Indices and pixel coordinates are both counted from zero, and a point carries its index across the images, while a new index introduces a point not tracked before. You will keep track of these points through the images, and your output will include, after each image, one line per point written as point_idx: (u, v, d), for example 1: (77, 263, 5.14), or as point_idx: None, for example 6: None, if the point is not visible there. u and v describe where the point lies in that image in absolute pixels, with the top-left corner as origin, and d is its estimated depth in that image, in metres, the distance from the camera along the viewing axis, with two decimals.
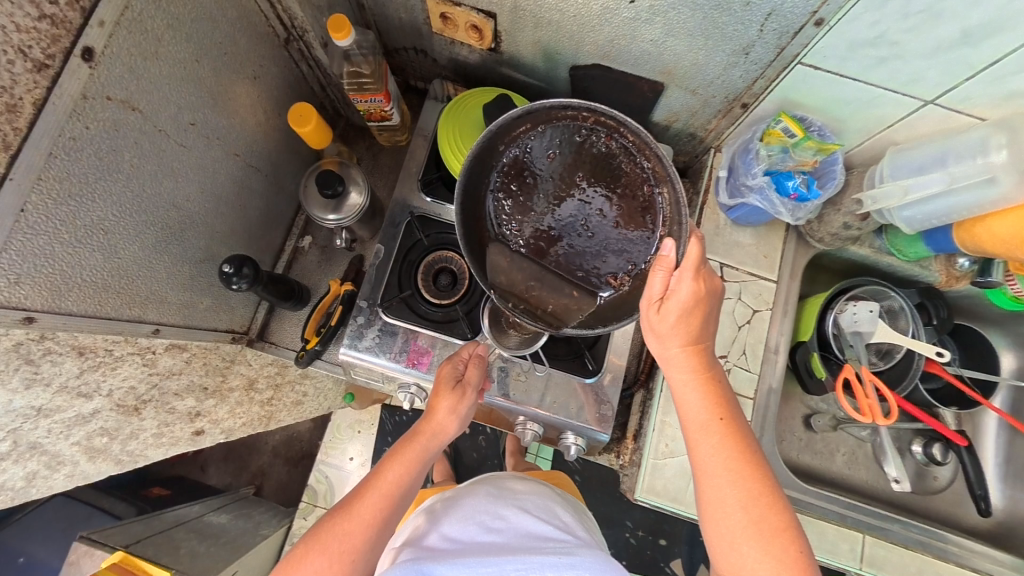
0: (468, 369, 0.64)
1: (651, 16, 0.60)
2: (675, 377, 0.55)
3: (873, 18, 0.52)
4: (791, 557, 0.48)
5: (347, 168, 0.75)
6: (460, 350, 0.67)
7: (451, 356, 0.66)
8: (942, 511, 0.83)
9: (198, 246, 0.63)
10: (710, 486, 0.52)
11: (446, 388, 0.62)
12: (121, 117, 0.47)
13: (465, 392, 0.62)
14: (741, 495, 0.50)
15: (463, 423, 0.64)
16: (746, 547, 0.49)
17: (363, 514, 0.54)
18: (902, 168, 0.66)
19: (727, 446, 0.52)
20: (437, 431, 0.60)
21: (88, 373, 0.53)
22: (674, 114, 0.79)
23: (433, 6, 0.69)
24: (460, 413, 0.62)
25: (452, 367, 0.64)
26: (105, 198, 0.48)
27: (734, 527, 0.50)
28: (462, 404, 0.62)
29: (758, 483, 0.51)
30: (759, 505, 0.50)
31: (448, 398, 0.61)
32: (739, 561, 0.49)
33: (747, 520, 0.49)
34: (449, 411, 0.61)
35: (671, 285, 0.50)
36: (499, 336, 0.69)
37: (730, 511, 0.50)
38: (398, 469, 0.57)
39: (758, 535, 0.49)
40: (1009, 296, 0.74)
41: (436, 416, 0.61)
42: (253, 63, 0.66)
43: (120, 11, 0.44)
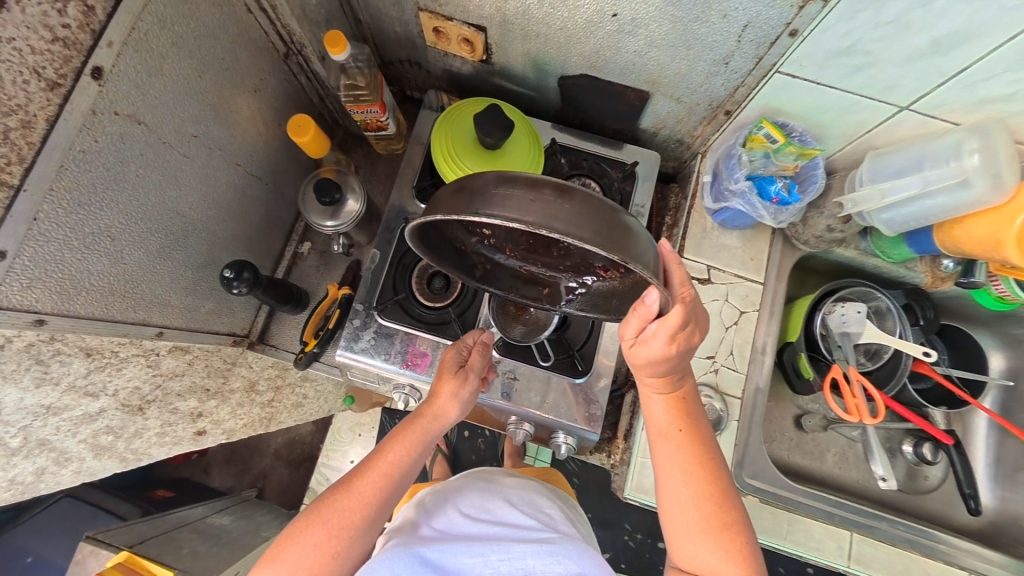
0: (472, 355, 0.68)
1: (634, 28, 0.62)
2: (644, 391, 0.60)
3: (846, 28, 0.54)
4: (738, 548, 0.54)
5: (344, 176, 0.78)
6: (465, 337, 0.70)
7: (456, 343, 0.69)
8: (933, 511, 0.84)
9: (200, 251, 0.66)
10: (664, 485, 0.58)
11: (450, 372, 0.65)
12: (127, 130, 0.50)
13: (468, 377, 0.66)
14: (695, 497, 0.56)
15: (466, 407, 0.67)
16: (697, 539, 0.55)
17: (362, 492, 0.57)
18: (882, 172, 0.68)
19: (684, 457, 0.57)
20: (439, 414, 0.64)
21: (95, 373, 0.55)
22: (661, 121, 0.81)
23: (426, 20, 0.72)
24: (461, 398, 0.65)
25: (456, 352, 0.67)
26: (112, 207, 0.50)
27: (684, 523, 0.56)
28: (464, 388, 0.65)
29: (715, 486, 0.56)
30: (712, 503, 0.56)
31: (451, 382, 0.64)
32: (692, 550, 0.56)
33: (698, 519, 0.55)
34: (451, 395, 0.64)
35: (644, 333, 0.53)
36: (504, 326, 0.72)
37: (685, 509, 0.56)
38: (399, 450, 0.60)
39: (708, 530, 0.55)
40: (994, 296, 0.75)
41: (439, 399, 0.64)
42: (253, 77, 0.69)
43: (128, 32, 0.47)
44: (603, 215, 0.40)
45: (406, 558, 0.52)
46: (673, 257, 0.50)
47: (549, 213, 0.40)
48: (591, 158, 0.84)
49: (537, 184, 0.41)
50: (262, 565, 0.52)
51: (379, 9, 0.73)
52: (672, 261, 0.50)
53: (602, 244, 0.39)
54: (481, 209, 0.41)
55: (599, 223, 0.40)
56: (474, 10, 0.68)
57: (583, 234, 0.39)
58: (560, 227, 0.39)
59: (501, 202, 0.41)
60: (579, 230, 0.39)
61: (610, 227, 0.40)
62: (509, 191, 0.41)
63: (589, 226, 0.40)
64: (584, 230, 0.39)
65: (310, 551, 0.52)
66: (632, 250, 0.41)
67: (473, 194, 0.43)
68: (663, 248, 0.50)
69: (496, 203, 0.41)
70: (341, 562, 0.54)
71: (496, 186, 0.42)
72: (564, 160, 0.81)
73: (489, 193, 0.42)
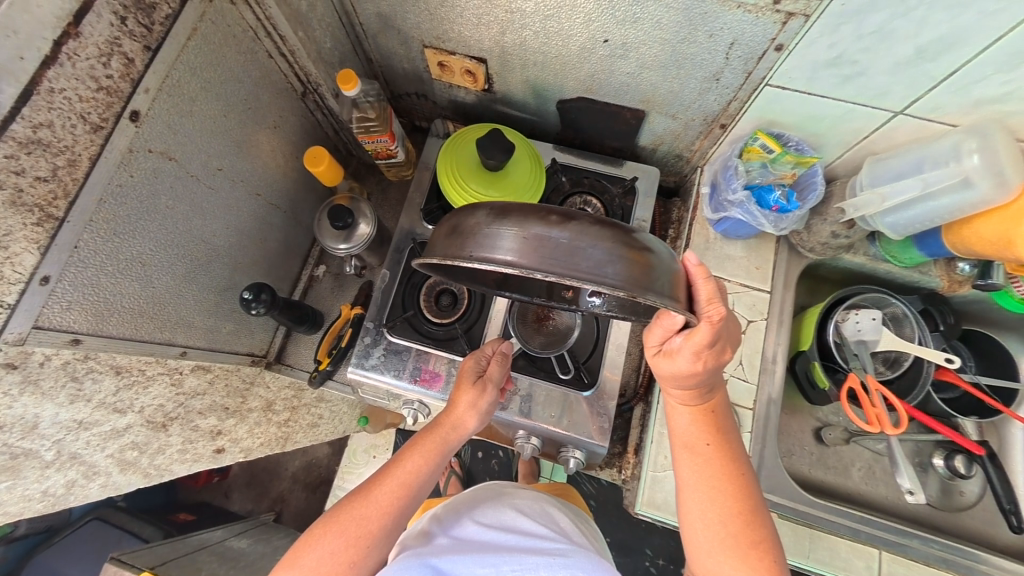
0: (490, 365, 0.69)
1: (625, 52, 0.66)
2: (668, 402, 0.61)
3: (830, 42, 0.55)
4: (767, 568, 0.52)
5: (357, 203, 0.82)
6: (485, 346, 0.72)
7: (474, 352, 0.70)
8: (972, 529, 0.79)
9: (222, 275, 0.70)
10: (686, 497, 0.57)
11: (468, 382, 0.66)
12: (160, 165, 0.55)
13: (485, 387, 0.67)
14: (718, 512, 0.55)
15: (483, 418, 0.68)
16: (723, 555, 0.54)
17: (379, 501, 0.58)
18: (881, 177, 0.69)
19: (708, 469, 0.56)
20: (458, 424, 0.65)
21: (123, 391, 0.58)
22: (658, 138, 0.84)
23: (431, 55, 0.77)
24: (479, 409, 0.66)
25: (474, 362, 0.68)
26: (144, 236, 0.55)
27: (707, 536, 0.55)
28: (482, 398, 0.66)
29: (740, 500, 0.55)
30: (738, 519, 0.54)
31: (470, 392, 0.66)
32: (716, 567, 0.54)
33: (719, 533, 0.54)
34: (469, 405, 0.66)
35: (670, 344, 0.55)
36: (524, 334, 0.75)
37: (710, 525, 0.55)
38: (417, 459, 0.61)
39: (735, 547, 0.53)
40: (1016, 297, 0.72)
41: (457, 409, 0.65)
42: (274, 115, 0.75)
43: (162, 79, 0.53)
44: (603, 243, 0.41)
45: (419, 567, 0.52)
46: (701, 271, 0.47)
47: (545, 253, 0.41)
48: (591, 176, 0.87)
49: (529, 220, 0.42)
50: (280, 572, 0.53)
51: (388, 48, 0.79)
52: (698, 277, 0.47)
53: (606, 278, 0.40)
54: (475, 253, 0.43)
55: (600, 255, 0.41)
56: (475, 45, 0.73)
57: (583, 271, 0.40)
58: (558, 266, 0.40)
59: (495, 243, 0.43)
60: (579, 266, 0.40)
61: (611, 257, 0.41)
62: (502, 230, 0.43)
63: (590, 261, 0.40)
64: (585, 265, 0.40)
65: (328, 559, 0.53)
66: (643, 280, 0.41)
67: (466, 234, 0.45)
68: (688, 261, 0.47)
69: (490, 244, 0.43)
70: (357, 571, 0.54)
71: (489, 223, 0.44)
72: (565, 178, 0.85)
73: (482, 234, 0.44)
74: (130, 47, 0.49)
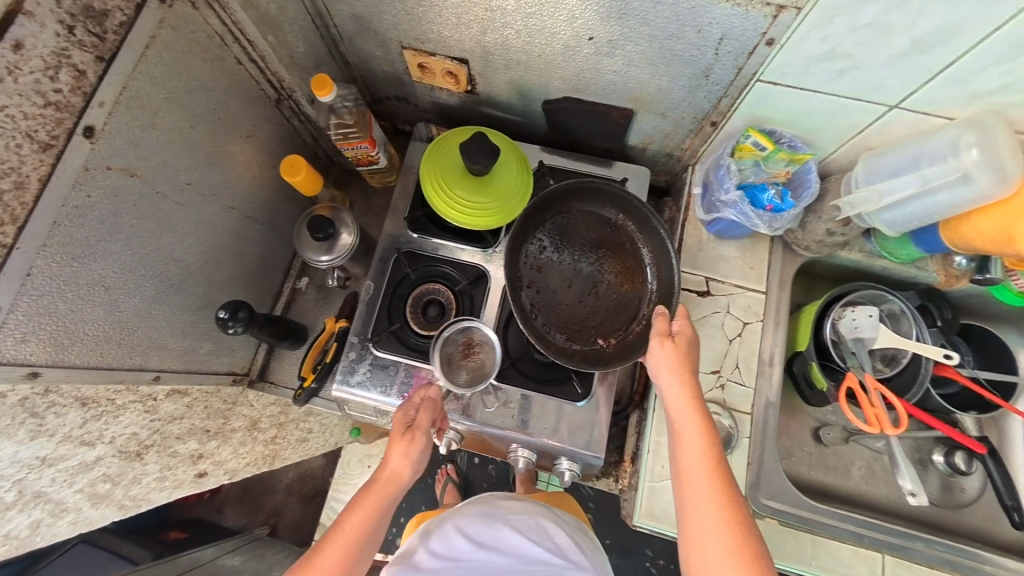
0: (419, 414, 0.64)
1: (611, 50, 0.63)
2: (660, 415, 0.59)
3: (822, 35, 0.53)
4: None
5: (338, 212, 0.79)
6: (413, 395, 0.67)
7: (403, 403, 0.66)
8: (973, 526, 0.79)
9: (197, 293, 0.66)
10: (692, 503, 0.53)
11: (396, 435, 0.62)
12: (121, 183, 0.52)
13: (416, 437, 0.62)
14: (728, 523, 0.50)
15: (420, 467, 0.63)
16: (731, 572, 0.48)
17: (324, 566, 0.55)
18: (877, 173, 0.67)
19: (707, 474, 0.53)
20: (391, 478, 0.60)
21: (91, 422, 0.55)
22: (648, 137, 0.82)
23: (411, 57, 0.74)
24: (413, 459, 0.61)
25: (402, 414, 0.64)
26: (106, 258, 0.52)
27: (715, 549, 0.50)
28: (413, 448, 0.61)
29: (742, 511, 0.51)
30: (742, 534, 0.50)
31: (398, 447, 0.61)
32: None
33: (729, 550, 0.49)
34: (400, 456, 0.61)
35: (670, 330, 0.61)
36: (448, 373, 0.70)
37: (719, 529, 0.50)
38: (357, 519, 0.58)
39: (744, 560, 0.49)
40: (1014, 291, 0.73)
41: (388, 464, 0.60)
42: (247, 124, 0.71)
43: (119, 92, 0.49)
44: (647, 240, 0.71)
45: None
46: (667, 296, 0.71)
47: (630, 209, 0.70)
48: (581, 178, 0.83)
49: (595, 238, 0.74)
50: None
51: (366, 51, 0.76)
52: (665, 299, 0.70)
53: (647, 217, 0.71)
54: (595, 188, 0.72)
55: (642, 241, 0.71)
56: (455, 45, 0.70)
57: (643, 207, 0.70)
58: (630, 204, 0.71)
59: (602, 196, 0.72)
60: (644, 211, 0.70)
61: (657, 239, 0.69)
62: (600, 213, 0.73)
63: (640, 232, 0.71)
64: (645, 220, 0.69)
65: None
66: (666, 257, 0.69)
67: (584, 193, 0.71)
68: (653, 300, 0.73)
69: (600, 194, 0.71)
70: None
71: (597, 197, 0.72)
72: (553, 181, 0.82)
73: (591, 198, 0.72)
74: (81, 58, 0.46)
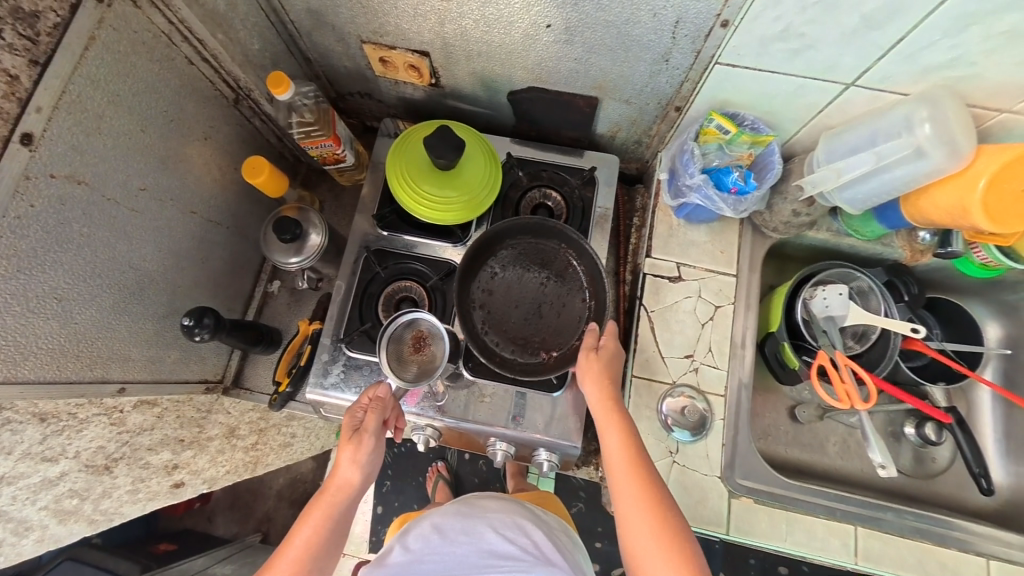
0: (367, 415, 0.62)
1: (570, 37, 0.63)
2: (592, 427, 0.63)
3: (774, 14, 0.53)
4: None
5: (306, 212, 0.78)
6: (362, 395, 0.65)
7: (351, 405, 0.64)
8: (946, 494, 0.81)
9: (160, 302, 0.65)
10: (623, 513, 0.57)
11: (344, 439, 0.60)
12: (67, 191, 0.50)
13: (363, 439, 0.60)
14: (651, 521, 0.55)
15: (373, 469, 0.62)
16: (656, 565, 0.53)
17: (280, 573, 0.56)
18: (837, 152, 0.67)
19: (631, 483, 0.58)
20: (343, 485, 0.60)
21: (52, 438, 0.55)
22: (616, 125, 0.82)
23: (371, 51, 0.73)
24: (362, 462, 0.60)
25: (350, 417, 0.62)
26: (57, 268, 0.50)
27: (649, 554, 0.54)
28: (361, 452, 0.60)
29: (670, 517, 0.56)
30: (673, 540, 0.54)
31: (346, 451, 0.60)
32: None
33: (659, 555, 0.54)
34: (349, 462, 0.60)
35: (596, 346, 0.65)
36: (396, 369, 0.67)
37: (644, 527, 0.55)
38: (311, 526, 0.58)
39: (668, 552, 0.54)
40: (977, 263, 0.75)
41: (338, 469, 0.60)
42: (203, 126, 0.70)
43: (57, 97, 0.47)
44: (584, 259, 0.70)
45: None
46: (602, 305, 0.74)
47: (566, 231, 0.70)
48: (550, 168, 0.83)
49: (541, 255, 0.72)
50: None
51: (325, 47, 0.74)
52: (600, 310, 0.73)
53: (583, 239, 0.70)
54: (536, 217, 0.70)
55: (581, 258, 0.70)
56: (414, 37, 0.68)
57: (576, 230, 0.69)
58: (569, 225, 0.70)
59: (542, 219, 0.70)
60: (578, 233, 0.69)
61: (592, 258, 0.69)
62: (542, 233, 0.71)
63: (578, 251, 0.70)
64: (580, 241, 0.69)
65: None
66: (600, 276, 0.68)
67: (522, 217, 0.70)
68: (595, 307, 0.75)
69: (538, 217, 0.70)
70: None
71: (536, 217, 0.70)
72: (522, 173, 0.81)
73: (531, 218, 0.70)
74: (12, 62, 0.44)
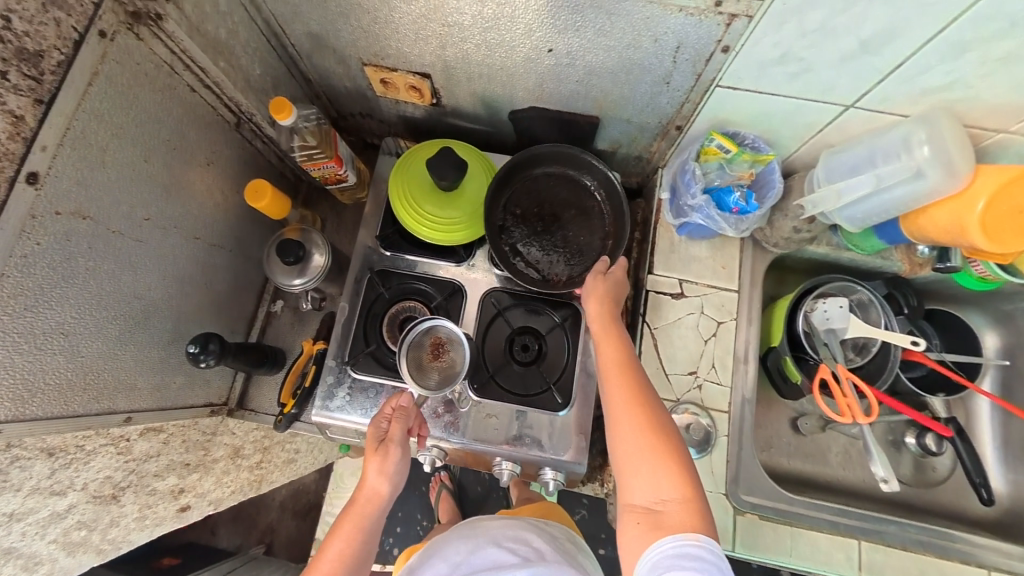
0: (392, 425, 0.65)
1: (571, 60, 0.63)
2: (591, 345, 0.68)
3: (774, 40, 0.53)
4: (673, 475, 0.54)
5: (308, 233, 0.78)
6: (384, 405, 0.68)
7: (375, 416, 0.67)
8: (946, 502, 0.82)
9: (165, 329, 0.65)
10: (613, 411, 0.60)
11: (371, 450, 0.63)
12: (73, 227, 0.50)
13: (388, 450, 0.63)
14: (639, 418, 0.58)
15: (400, 478, 0.65)
16: (639, 458, 0.56)
17: None
18: (836, 171, 0.68)
19: (621, 384, 0.61)
20: (371, 495, 0.63)
21: (60, 471, 0.55)
22: (616, 141, 0.82)
23: (372, 73, 0.73)
24: (388, 473, 0.63)
25: (374, 428, 0.65)
26: (63, 304, 0.50)
27: (633, 446, 0.57)
28: (387, 463, 0.63)
29: (659, 419, 0.58)
30: (658, 437, 0.57)
31: (373, 462, 0.63)
32: (637, 473, 0.55)
33: (641, 446, 0.57)
34: (377, 472, 0.63)
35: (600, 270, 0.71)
36: (416, 376, 0.67)
37: (632, 422, 0.58)
38: (341, 539, 0.61)
39: (652, 448, 0.56)
40: (975, 276, 0.75)
41: (366, 480, 0.63)
42: (205, 151, 0.69)
43: (62, 133, 0.47)
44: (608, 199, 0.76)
45: None
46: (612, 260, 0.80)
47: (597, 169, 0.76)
48: None
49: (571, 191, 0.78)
50: None
51: (325, 68, 0.74)
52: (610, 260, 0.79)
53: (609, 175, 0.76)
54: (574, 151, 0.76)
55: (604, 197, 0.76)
56: (415, 60, 0.68)
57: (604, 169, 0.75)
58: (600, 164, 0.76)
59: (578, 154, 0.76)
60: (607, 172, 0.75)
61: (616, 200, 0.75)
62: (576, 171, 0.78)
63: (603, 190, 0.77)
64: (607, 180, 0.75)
65: None
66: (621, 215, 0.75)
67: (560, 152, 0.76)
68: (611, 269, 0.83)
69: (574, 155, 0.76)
70: None
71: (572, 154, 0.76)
72: None
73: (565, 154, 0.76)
74: (17, 103, 0.44)
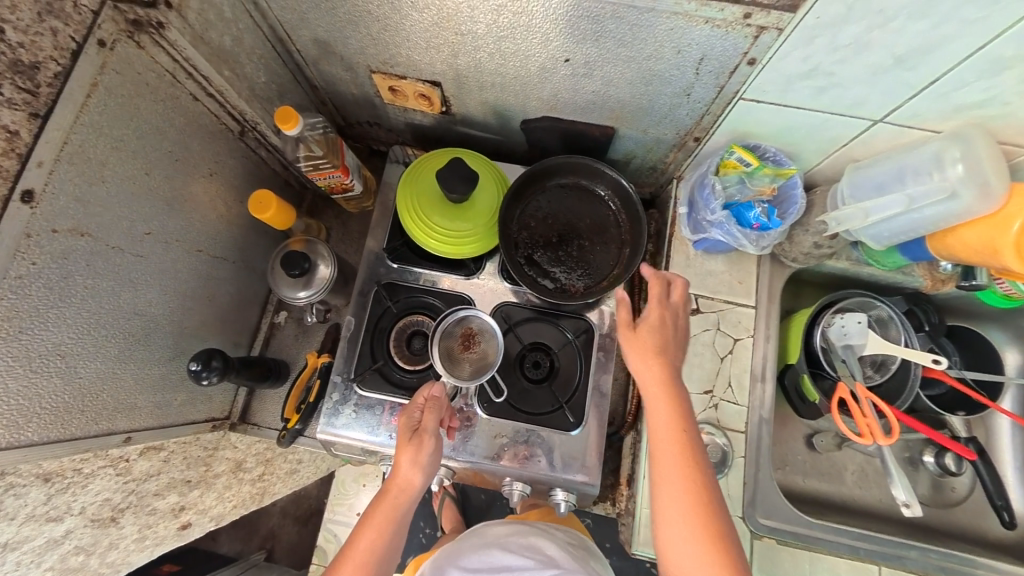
0: (425, 415, 0.61)
1: (588, 71, 0.60)
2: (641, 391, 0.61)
3: (804, 54, 0.51)
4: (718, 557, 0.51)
5: (314, 243, 0.76)
6: (416, 395, 0.65)
7: (407, 405, 0.64)
8: (965, 523, 0.80)
9: (166, 345, 0.63)
10: (660, 476, 0.56)
11: (405, 440, 0.59)
12: (70, 244, 0.48)
13: (423, 440, 0.59)
14: (687, 489, 0.54)
15: (433, 472, 0.60)
16: (681, 529, 0.53)
17: None
18: (862, 187, 0.66)
19: (673, 450, 0.56)
20: (404, 486, 0.58)
21: (57, 496, 0.53)
22: (630, 152, 0.79)
23: (380, 80, 0.70)
24: (424, 464, 0.58)
25: (407, 417, 0.61)
26: (60, 325, 0.48)
27: (675, 518, 0.53)
28: (423, 453, 0.58)
29: (707, 493, 0.54)
30: (706, 514, 0.53)
31: (408, 452, 0.58)
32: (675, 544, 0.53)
33: (689, 519, 0.53)
34: (411, 464, 0.58)
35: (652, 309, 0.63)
36: (450, 367, 0.68)
37: (678, 489, 0.54)
38: (371, 533, 0.57)
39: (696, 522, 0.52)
40: (1000, 294, 0.72)
41: (399, 471, 0.58)
42: (209, 161, 0.67)
43: (59, 148, 0.45)
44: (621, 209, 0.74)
45: None
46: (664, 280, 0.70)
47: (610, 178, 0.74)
48: None
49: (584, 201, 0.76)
50: None
51: (332, 75, 0.72)
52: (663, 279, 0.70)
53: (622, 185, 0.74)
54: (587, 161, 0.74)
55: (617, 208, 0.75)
56: (425, 68, 0.66)
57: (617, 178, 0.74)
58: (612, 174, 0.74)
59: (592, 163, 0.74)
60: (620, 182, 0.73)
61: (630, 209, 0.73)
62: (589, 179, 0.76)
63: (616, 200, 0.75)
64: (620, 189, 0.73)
65: None
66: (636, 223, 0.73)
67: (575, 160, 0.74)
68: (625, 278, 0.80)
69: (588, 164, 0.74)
70: None
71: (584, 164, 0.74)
72: None
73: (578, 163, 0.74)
74: (11, 117, 0.42)
